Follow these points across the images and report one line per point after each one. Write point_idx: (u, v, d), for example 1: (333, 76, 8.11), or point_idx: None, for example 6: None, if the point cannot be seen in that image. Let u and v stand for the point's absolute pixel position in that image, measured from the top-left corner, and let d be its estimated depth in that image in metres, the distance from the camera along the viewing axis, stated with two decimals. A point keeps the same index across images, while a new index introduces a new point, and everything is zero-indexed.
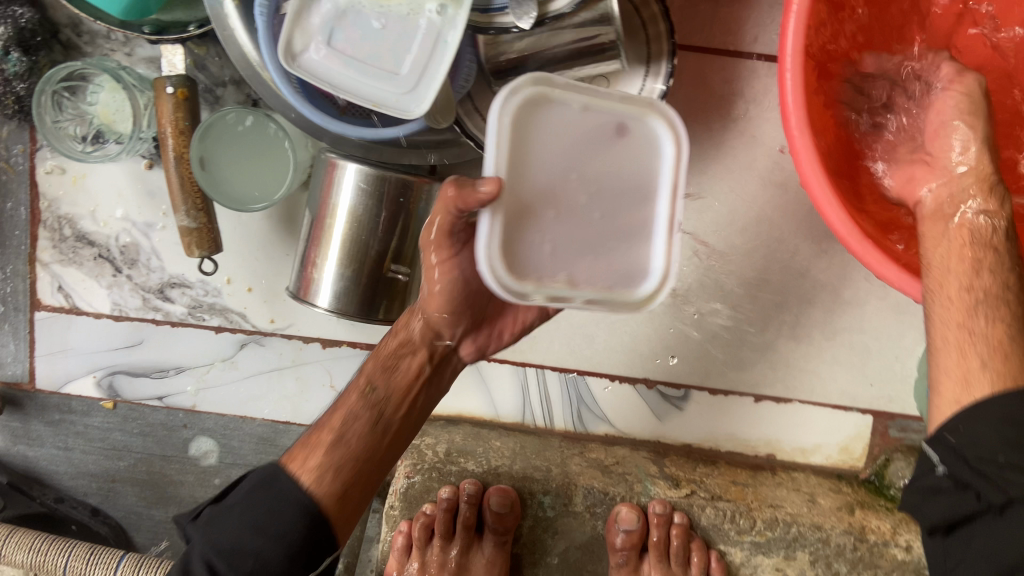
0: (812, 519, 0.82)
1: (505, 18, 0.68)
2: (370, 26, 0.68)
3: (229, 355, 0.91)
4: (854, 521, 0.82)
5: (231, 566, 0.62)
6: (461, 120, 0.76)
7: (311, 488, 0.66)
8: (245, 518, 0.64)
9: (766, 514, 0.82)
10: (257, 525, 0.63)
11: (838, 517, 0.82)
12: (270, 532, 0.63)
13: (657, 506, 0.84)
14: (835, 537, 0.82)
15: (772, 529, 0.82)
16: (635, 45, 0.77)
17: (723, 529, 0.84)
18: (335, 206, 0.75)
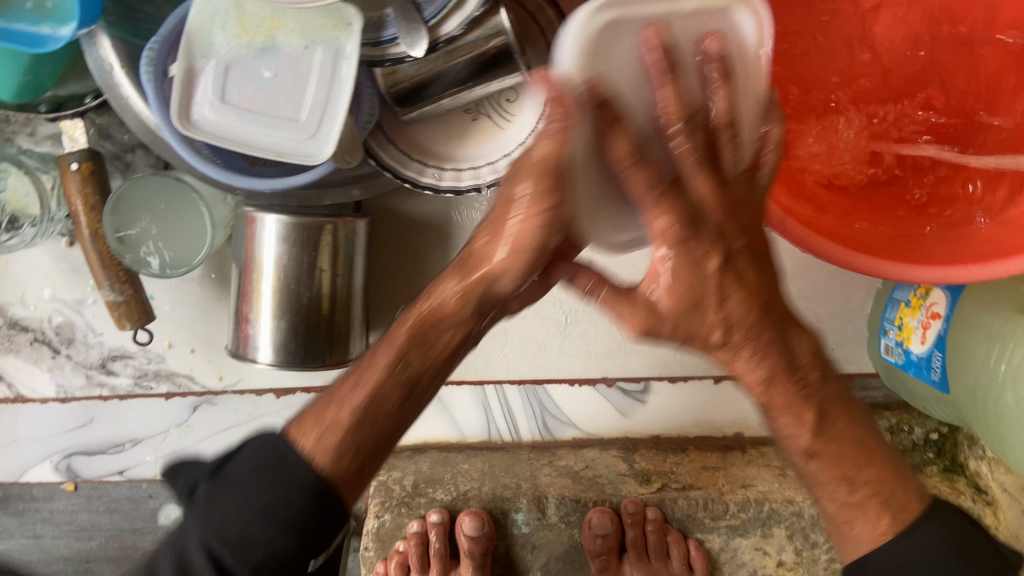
0: (783, 494, 0.82)
1: (397, 50, 0.67)
2: (263, 77, 0.67)
3: (183, 420, 0.90)
4: None
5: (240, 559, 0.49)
6: (375, 153, 0.75)
7: (326, 462, 0.51)
8: (251, 500, 0.49)
9: (738, 496, 0.82)
10: (265, 512, 0.49)
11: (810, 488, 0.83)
12: (284, 521, 0.49)
13: (629, 506, 0.85)
14: (808, 508, 0.82)
15: (745, 510, 0.82)
16: (537, 52, 0.77)
17: (697, 517, 0.85)
18: (258, 258, 0.75)
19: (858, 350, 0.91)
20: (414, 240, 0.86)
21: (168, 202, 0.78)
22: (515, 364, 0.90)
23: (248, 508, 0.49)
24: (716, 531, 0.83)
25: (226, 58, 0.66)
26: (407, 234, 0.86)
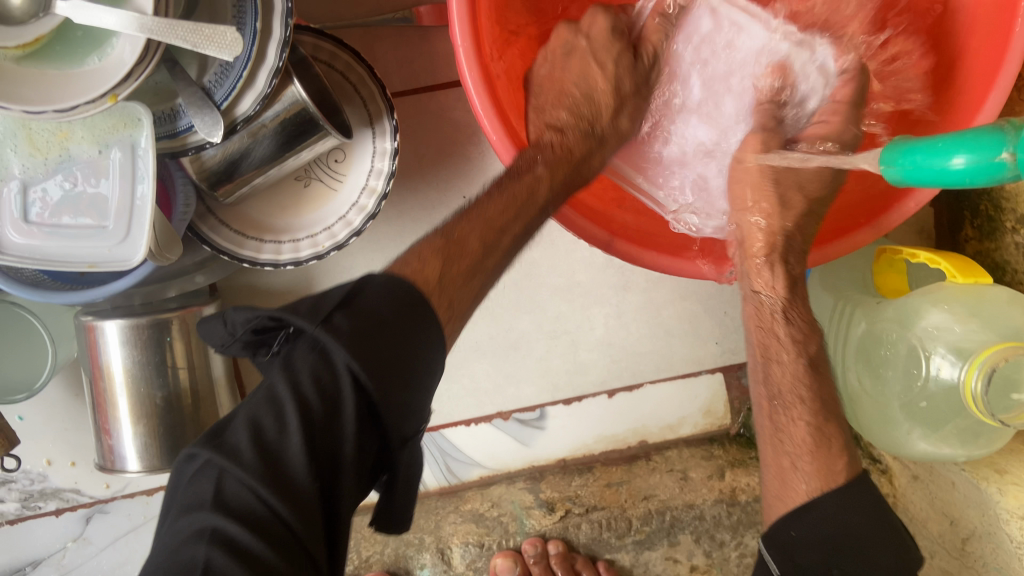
0: (684, 501, 0.86)
1: (196, 137, 0.66)
2: (62, 190, 0.65)
3: (79, 533, 0.89)
4: (723, 488, 0.87)
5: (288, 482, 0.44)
6: (208, 238, 0.74)
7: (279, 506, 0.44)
8: (384, 317, 0.49)
9: (641, 510, 0.85)
10: (399, 356, 0.48)
11: (708, 490, 0.86)
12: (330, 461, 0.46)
13: (529, 545, 0.88)
14: (709, 511, 0.86)
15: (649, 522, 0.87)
16: (354, 109, 0.76)
17: (604, 540, 0.87)
18: (107, 367, 0.73)
19: (740, 339, 0.92)
20: None
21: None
22: None
23: (391, 345, 0.48)
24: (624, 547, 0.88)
25: (21, 178, 0.64)
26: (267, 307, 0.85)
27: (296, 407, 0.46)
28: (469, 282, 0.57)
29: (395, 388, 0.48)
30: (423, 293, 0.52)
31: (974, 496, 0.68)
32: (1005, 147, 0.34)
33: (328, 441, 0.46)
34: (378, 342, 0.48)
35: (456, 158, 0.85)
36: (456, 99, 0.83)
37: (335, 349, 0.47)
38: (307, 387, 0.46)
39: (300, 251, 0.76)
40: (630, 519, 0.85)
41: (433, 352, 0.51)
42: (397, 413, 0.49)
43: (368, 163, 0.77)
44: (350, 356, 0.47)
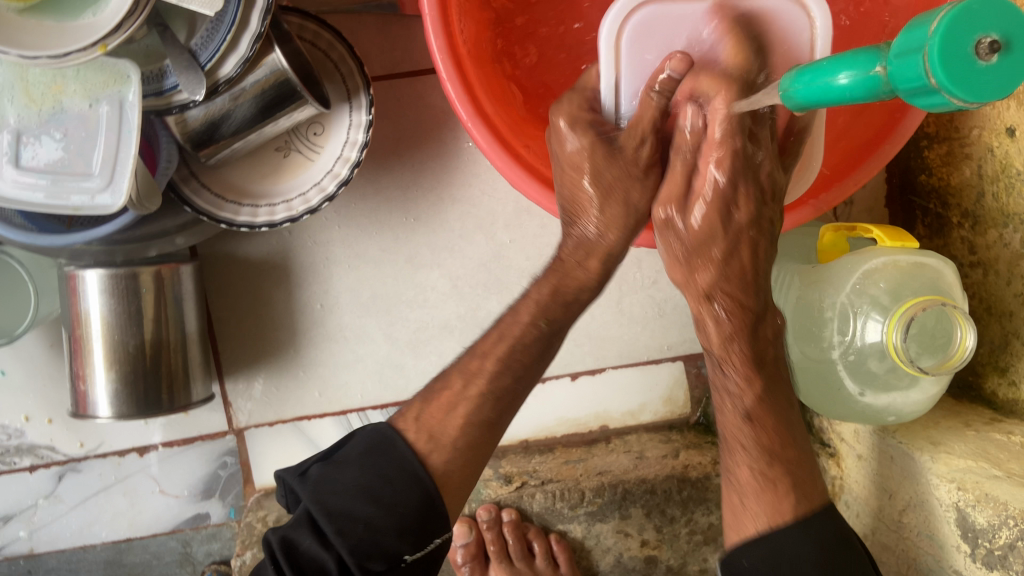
0: (637, 475, 0.85)
1: (181, 96, 0.71)
2: (53, 140, 0.70)
3: (51, 491, 0.91)
4: (677, 463, 0.86)
5: (343, 535, 0.56)
6: (189, 199, 0.78)
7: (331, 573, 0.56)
8: (359, 475, 0.58)
9: (593, 483, 0.84)
10: (369, 490, 0.57)
11: (662, 464, 0.86)
12: (382, 502, 0.57)
13: (483, 513, 0.87)
14: (660, 484, 0.85)
15: (601, 495, 0.84)
16: (334, 85, 0.81)
17: (556, 509, 0.86)
18: (84, 314, 0.77)
19: None
20: (259, 280, 0.90)
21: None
22: (374, 390, 0.94)
23: (386, 462, 0.59)
24: (575, 520, 0.86)
25: (15, 127, 0.69)
26: (246, 274, 0.89)
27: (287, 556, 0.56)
28: (444, 414, 0.62)
29: (366, 524, 0.56)
30: (415, 455, 0.60)
31: (911, 466, 0.71)
32: (878, 61, 0.38)
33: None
34: (344, 491, 0.57)
35: (432, 142, 0.89)
36: (433, 87, 0.88)
37: (324, 479, 0.58)
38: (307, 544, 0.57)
39: (277, 215, 0.81)
40: (581, 492, 0.85)
41: (414, 495, 0.58)
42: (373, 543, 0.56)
43: (344, 135, 0.82)
44: (321, 505, 0.57)
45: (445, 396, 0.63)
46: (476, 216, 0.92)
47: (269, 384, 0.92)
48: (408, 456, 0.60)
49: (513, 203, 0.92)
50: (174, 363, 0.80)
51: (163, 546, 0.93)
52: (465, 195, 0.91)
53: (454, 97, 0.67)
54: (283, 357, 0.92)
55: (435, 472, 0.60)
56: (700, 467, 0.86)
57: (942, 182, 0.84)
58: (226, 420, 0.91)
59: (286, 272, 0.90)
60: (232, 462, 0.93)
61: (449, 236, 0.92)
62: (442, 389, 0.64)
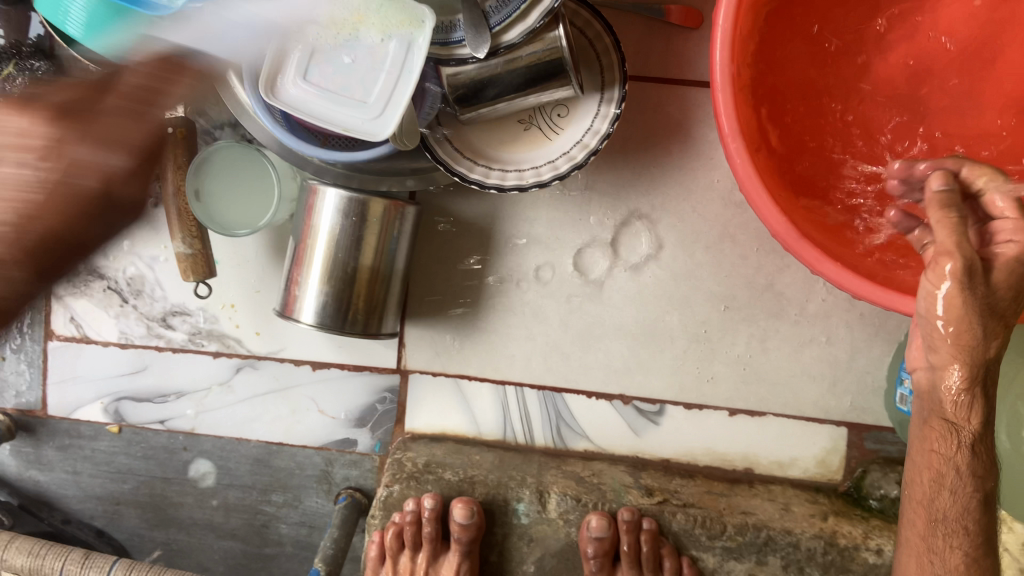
0: (782, 524, 0.84)
1: (463, 50, 0.75)
2: (341, 63, 0.75)
3: (226, 380, 0.97)
4: (825, 526, 0.84)
5: None
6: (433, 147, 0.82)
7: None
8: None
9: (737, 519, 0.84)
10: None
11: (810, 522, 0.84)
12: None
13: (624, 513, 0.85)
14: (805, 541, 0.83)
15: (743, 533, 0.84)
16: (590, 74, 0.84)
17: (694, 534, 0.85)
18: (316, 228, 0.83)
19: (873, 400, 0.93)
20: (462, 239, 0.94)
21: (241, 174, 0.86)
22: (536, 369, 0.95)
23: None
24: (711, 550, 0.85)
25: (313, 44, 0.75)
26: (454, 230, 0.94)
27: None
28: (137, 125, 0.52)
29: None
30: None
31: None
32: None
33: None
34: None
35: (659, 149, 0.91)
36: (675, 97, 0.90)
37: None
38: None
39: (506, 181, 0.83)
40: (723, 524, 0.85)
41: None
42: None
43: (588, 122, 0.84)
44: None
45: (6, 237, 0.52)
46: (681, 229, 0.92)
47: (442, 337, 0.95)
48: None
49: (722, 227, 0.92)
50: (378, 294, 0.85)
51: (307, 459, 0.98)
52: (677, 209, 0.92)
53: (721, 112, 0.69)
54: (462, 316, 0.95)
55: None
56: (851, 536, 0.84)
57: None
58: (396, 360, 0.96)
59: (488, 238, 0.94)
60: (390, 399, 0.97)
61: (649, 242, 0.92)
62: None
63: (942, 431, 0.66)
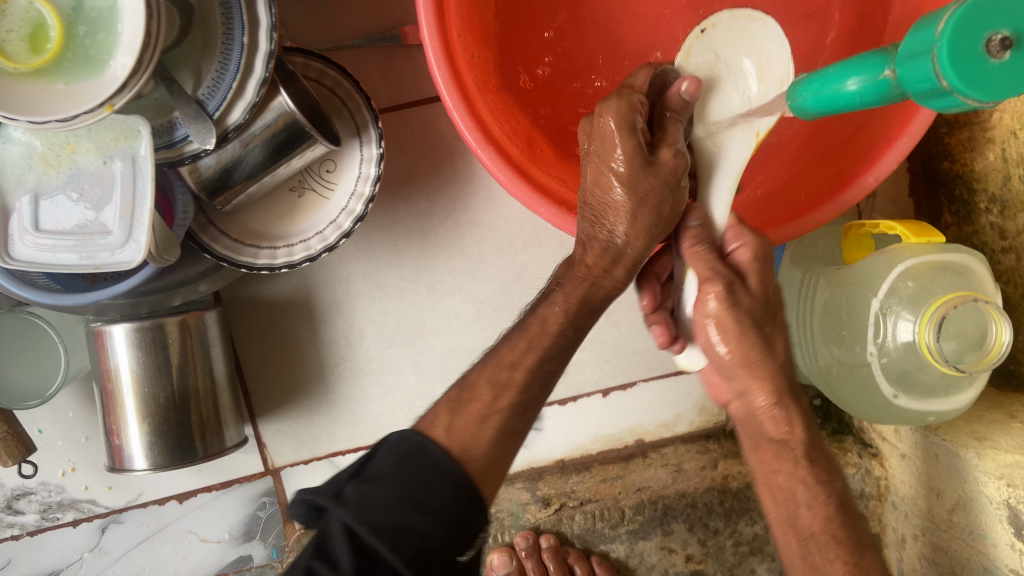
0: (676, 489, 0.91)
1: (193, 146, 0.71)
2: (70, 200, 0.71)
3: (95, 544, 0.91)
4: (716, 476, 0.92)
5: (391, 546, 0.51)
6: (197, 238, 0.78)
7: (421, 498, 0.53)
8: (398, 490, 0.53)
9: (633, 500, 0.91)
10: (413, 501, 0.52)
11: (701, 477, 0.92)
12: (433, 509, 0.53)
13: (522, 540, 0.93)
14: (700, 498, 0.91)
15: (641, 512, 0.91)
16: (342, 121, 0.81)
17: (597, 529, 0.92)
18: (114, 368, 0.78)
19: None
20: (283, 320, 0.90)
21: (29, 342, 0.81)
22: (404, 420, 0.94)
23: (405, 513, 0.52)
24: (618, 538, 0.92)
25: (34, 188, 0.70)
26: (272, 314, 0.89)
27: (351, 551, 0.51)
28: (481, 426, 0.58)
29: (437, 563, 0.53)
30: (451, 457, 0.55)
31: (956, 464, 0.69)
32: (887, 65, 0.38)
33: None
34: (389, 508, 0.52)
35: (445, 168, 0.89)
36: (442, 113, 0.88)
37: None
38: (432, 479, 0.54)
39: (295, 255, 0.81)
40: (621, 509, 0.91)
41: (457, 496, 0.54)
42: (422, 555, 0.52)
43: (356, 170, 0.82)
44: (367, 522, 0.52)
45: (474, 410, 0.59)
46: (495, 239, 0.91)
47: (301, 422, 0.92)
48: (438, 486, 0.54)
49: (532, 223, 0.91)
50: (207, 411, 0.81)
51: None
52: (483, 219, 0.91)
53: (461, 123, 0.67)
54: (314, 396, 0.92)
55: (469, 466, 0.56)
56: (739, 477, 0.92)
57: (966, 168, 0.82)
58: (263, 462, 0.92)
59: (308, 310, 0.90)
60: (270, 502, 0.93)
61: (468, 260, 0.91)
62: (470, 400, 0.59)
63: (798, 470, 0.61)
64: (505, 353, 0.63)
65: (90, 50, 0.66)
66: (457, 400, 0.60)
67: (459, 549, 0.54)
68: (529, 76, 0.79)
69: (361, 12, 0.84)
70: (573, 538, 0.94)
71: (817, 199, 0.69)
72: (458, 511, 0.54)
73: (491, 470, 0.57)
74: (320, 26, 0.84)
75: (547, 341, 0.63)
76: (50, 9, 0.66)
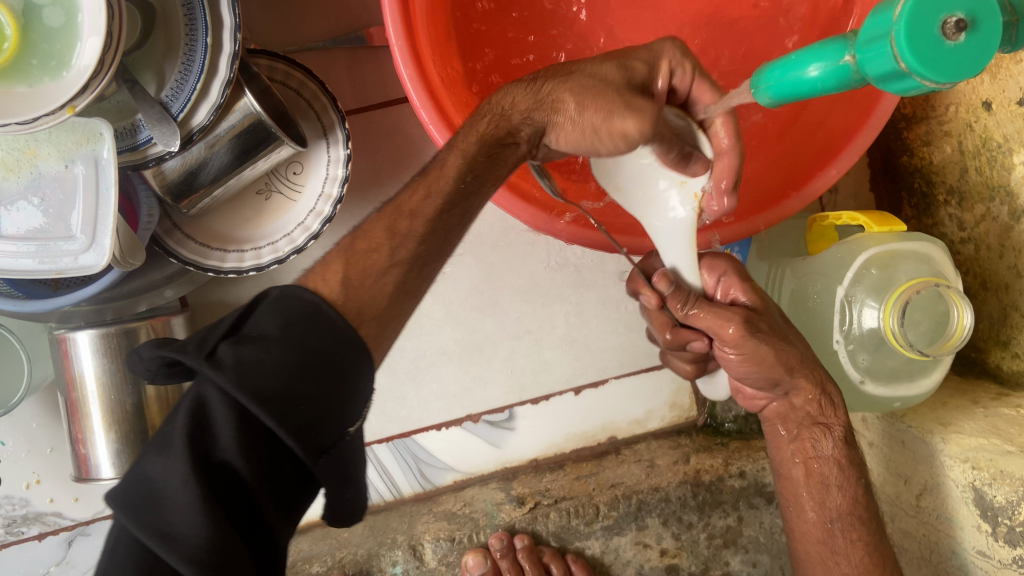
0: (649, 483, 0.90)
1: (156, 148, 0.70)
2: (32, 206, 0.70)
3: (61, 557, 0.89)
4: (689, 469, 0.92)
5: (280, 410, 0.46)
6: (160, 240, 0.77)
7: (303, 344, 0.49)
8: (284, 356, 0.48)
9: (607, 496, 0.90)
10: (302, 366, 0.48)
11: (674, 472, 0.91)
12: (316, 370, 0.49)
13: (495, 542, 0.92)
14: (673, 491, 0.90)
15: (616, 508, 0.90)
16: (307, 122, 0.81)
17: (572, 526, 0.91)
18: (79, 376, 0.76)
19: None
20: None
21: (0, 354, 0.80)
22: None
23: (296, 372, 0.48)
24: (592, 535, 0.91)
25: None
26: None
27: (230, 419, 0.45)
28: (380, 281, 0.57)
29: (326, 425, 0.49)
30: (340, 317, 0.52)
31: (923, 449, 0.71)
32: (847, 50, 0.39)
33: (262, 462, 0.46)
34: (275, 374, 0.47)
35: (413, 169, 0.89)
36: (409, 114, 0.88)
37: (156, 517, 0.44)
38: (319, 343, 0.50)
39: (262, 258, 0.80)
40: (596, 505, 0.90)
41: (338, 349, 0.51)
42: (311, 425, 0.47)
43: (323, 171, 0.81)
44: (245, 384, 0.46)
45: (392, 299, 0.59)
46: None
47: None
48: (333, 345, 0.50)
49: None
50: None
51: None
52: None
53: (428, 122, 0.67)
54: None
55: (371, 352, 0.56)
56: (712, 470, 0.92)
57: (925, 162, 0.84)
58: None
59: None
60: None
61: None
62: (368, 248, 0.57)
63: (812, 436, 0.67)
64: (408, 201, 0.60)
65: (49, 50, 0.64)
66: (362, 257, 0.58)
67: (351, 419, 0.50)
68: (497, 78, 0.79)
69: (326, 14, 0.84)
70: (548, 537, 0.93)
71: (778, 196, 0.69)
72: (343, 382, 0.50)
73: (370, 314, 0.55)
74: (284, 29, 0.83)
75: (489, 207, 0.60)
76: (6, 10, 0.65)
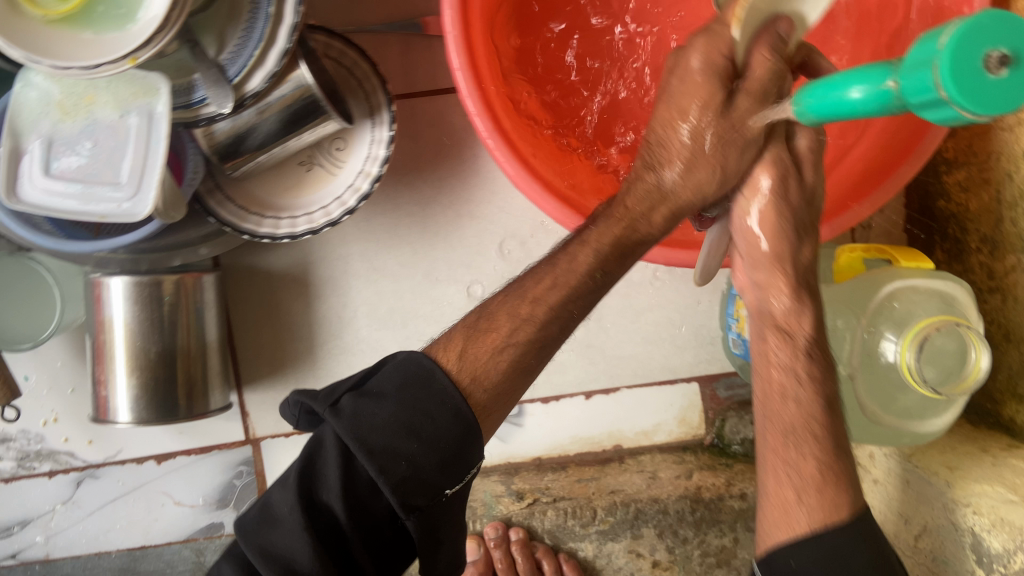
0: (649, 494, 0.94)
1: (209, 109, 0.72)
2: (83, 149, 0.72)
3: (68, 497, 0.91)
4: (689, 485, 0.95)
5: (384, 471, 0.53)
6: (203, 199, 0.79)
7: (439, 406, 0.56)
8: (398, 413, 0.55)
9: (606, 501, 0.94)
10: (410, 427, 0.55)
11: (674, 485, 0.94)
12: (426, 437, 0.55)
13: (491, 531, 0.97)
14: (671, 504, 0.94)
15: (612, 513, 0.94)
16: (356, 102, 0.82)
17: (567, 525, 0.96)
18: (109, 320, 0.79)
19: (714, 350, 0.96)
20: (279, 293, 0.91)
21: (32, 297, 0.82)
22: None
23: (404, 436, 0.55)
24: (587, 537, 0.96)
25: (48, 134, 0.71)
26: (267, 286, 0.90)
27: (341, 471, 0.54)
28: (496, 358, 0.59)
29: (426, 491, 0.55)
30: (456, 388, 0.57)
31: (928, 490, 0.70)
32: (890, 76, 0.39)
33: (364, 515, 0.54)
34: (384, 429, 0.55)
35: (452, 159, 0.91)
36: (455, 105, 0.90)
37: (267, 531, 0.55)
38: (427, 409, 0.56)
39: (297, 227, 0.82)
40: (593, 509, 0.94)
41: (455, 428, 0.56)
42: (413, 489, 0.54)
43: (366, 150, 0.83)
44: (357, 440, 0.54)
45: (492, 338, 0.60)
46: (494, 233, 0.93)
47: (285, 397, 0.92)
48: (451, 406, 0.56)
49: (533, 222, 0.93)
50: (195, 372, 0.81)
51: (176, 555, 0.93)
52: (484, 212, 0.92)
53: (473, 112, 0.68)
54: (302, 370, 0.92)
55: (476, 404, 0.58)
56: (714, 488, 0.95)
57: (961, 208, 0.84)
58: (244, 431, 0.92)
59: (304, 285, 0.91)
60: (247, 472, 0.93)
61: (466, 251, 0.93)
62: (488, 329, 0.60)
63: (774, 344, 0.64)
64: (528, 286, 0.62)
65: (116, 4, 0.68)
66: (474, 326, 0.61)
67: (450, 482, 0.56)
68: (546, 79, 0.81)
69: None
70: (543, 534, 0.98)
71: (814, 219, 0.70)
72: (441, 455, 0.55)
73: (497, 402, 0.59)
74: (344, 10, 0.86)
75: (573, 279, 0.62)
76: None
